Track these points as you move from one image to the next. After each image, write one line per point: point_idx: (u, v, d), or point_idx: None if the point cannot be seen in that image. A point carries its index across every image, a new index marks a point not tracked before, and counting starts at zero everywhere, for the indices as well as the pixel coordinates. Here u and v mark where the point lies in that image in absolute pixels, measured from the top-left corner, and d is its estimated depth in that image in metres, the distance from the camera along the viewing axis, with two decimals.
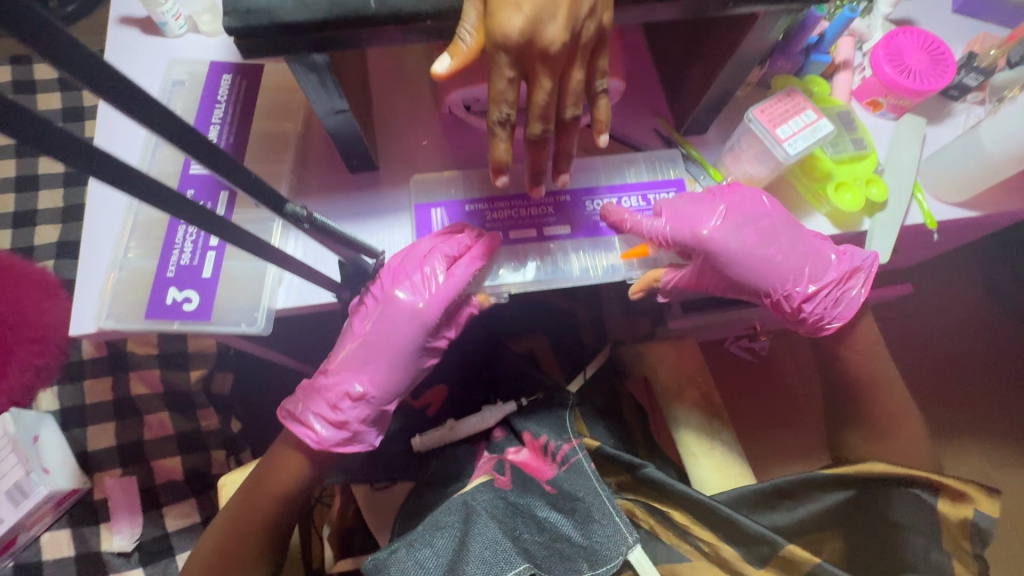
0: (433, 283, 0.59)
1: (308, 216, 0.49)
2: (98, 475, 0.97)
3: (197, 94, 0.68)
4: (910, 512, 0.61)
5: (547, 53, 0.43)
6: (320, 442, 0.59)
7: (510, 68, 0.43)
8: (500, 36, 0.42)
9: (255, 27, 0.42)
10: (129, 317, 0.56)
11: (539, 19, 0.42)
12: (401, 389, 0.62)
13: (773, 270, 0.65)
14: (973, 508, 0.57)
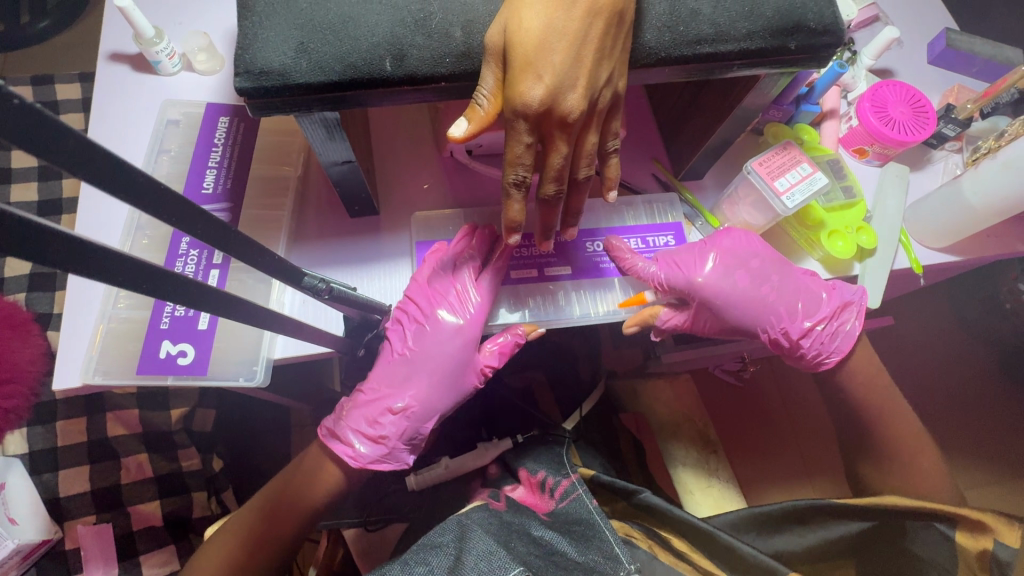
0: (470, 293, 0.62)
1: (327, 286, 0.50)
2: (70, 523, 0.92)
3: (192, 135, 0.66)
4: (932, 546, 0.57)
5: (566, 120, 0.44)
6: (358, 458, 0.59)
7: (528, 134, 0.45)
8: (521, 105, 0.43)
9: (269, 88, 0.42)
10: (119, 373, 0.54)
11: (559, 89, 0.43)
12: (443, 404, 0.62)
13: (768, 308, 0.67)
14: (994, 540, 0.53)
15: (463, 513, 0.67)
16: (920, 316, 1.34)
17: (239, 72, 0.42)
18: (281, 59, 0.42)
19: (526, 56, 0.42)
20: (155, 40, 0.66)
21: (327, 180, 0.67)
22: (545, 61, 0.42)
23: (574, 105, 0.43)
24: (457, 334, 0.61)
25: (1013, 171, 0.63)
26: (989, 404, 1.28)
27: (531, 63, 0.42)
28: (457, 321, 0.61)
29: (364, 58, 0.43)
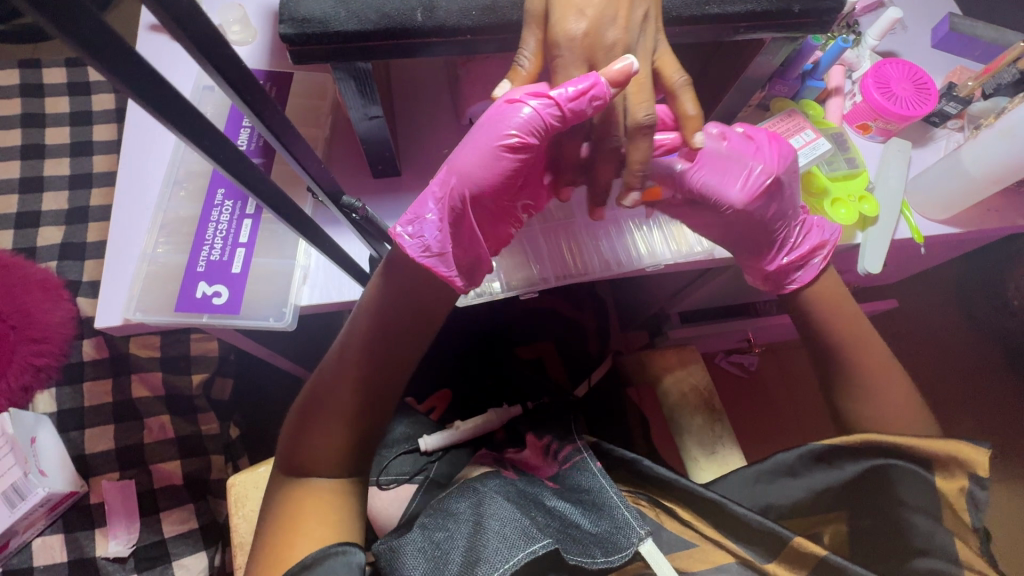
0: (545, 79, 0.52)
1: (360, 209, 0.55)
2: (96, 479, 0.95)
3: (227, 98, 0.70)
4: (915, 493, 0.57)
5: (609, 52, 0.52)
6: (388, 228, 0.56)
7: (578, 68, 0.52)
8: (566, 39, 0.50)
9: (310, 35, 0.46)
10: (157, 310, 0.58)
11: (601, 23, 0.51)
12: (460, 165, 0.51)
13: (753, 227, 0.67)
14: (969, 475, 0.56)
15: (481, 483, 0.69)
16: (924, 306, 1.36)
17: (284, 20, 0.46)
18: (321, 8, 0.46)
19: (568, 2, 0.49)
20: None
21: (351, 143, 0.70)
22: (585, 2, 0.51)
23: (615, 37, 0.51)
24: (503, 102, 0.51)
25: (1012, 138, 0.66)
26: (991, 394, 1.29)
27: (573, 4, 0.50)
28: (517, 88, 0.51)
29: (398, 8, 0.46)
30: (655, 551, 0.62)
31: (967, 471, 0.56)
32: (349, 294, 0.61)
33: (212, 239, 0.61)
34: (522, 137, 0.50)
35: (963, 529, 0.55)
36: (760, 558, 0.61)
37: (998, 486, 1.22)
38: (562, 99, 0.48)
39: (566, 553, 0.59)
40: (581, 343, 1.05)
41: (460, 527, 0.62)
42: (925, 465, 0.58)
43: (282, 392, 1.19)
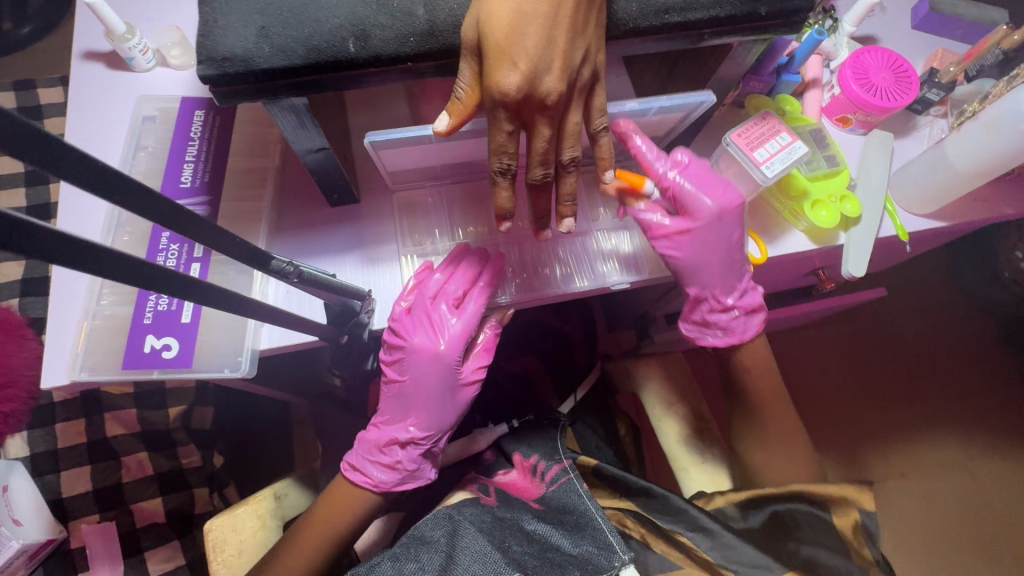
0: (447, 325, 0.62)
1: (295, 270, 0.48)
2: (75, 523, 0.93)
3: (169, 131, 0.66)
4: (824, 535, 0.62)
5: (546, 103, 0.44)
6: (378, 485, 0.64)
7: (509, 122, 0.45)
8: (498, 93, 0.43)
9: (232, 75, 0.42)
10: (105, 368, 0.55)
11: (536, 74, 0.43)
12: (446, 425, 0.65)
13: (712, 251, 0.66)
14: (859, 508, 0.63)
15: (458, 507, 0.67)
16: (915, 286, 1.34)
17: (202, 60, 0.42)
18: (243, 44, 0.42)
19: (499, 45, 0.42)
20: (126, 36, 0.65)
21: (305, 171, 0.67)
22: (519, 48, 0.42)
23: (551, 88, 0.43)
24: (439, 369, 0.62)
25: (996, 132, 0.63)
26: (984, 373, 1.28)
27: (505, 50, 0.42)
28: (440, 343, 0.62)
29: (326, 40, 0.43)
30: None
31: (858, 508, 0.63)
32: (308, 338, 0.58)
33: None
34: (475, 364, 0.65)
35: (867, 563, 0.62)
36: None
37: (992, 465, 1.22)
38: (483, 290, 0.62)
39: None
40: (568, 352, 1.02)
41: (433, 556, 0.60)
42: (822, 508, 0.63)
43: None
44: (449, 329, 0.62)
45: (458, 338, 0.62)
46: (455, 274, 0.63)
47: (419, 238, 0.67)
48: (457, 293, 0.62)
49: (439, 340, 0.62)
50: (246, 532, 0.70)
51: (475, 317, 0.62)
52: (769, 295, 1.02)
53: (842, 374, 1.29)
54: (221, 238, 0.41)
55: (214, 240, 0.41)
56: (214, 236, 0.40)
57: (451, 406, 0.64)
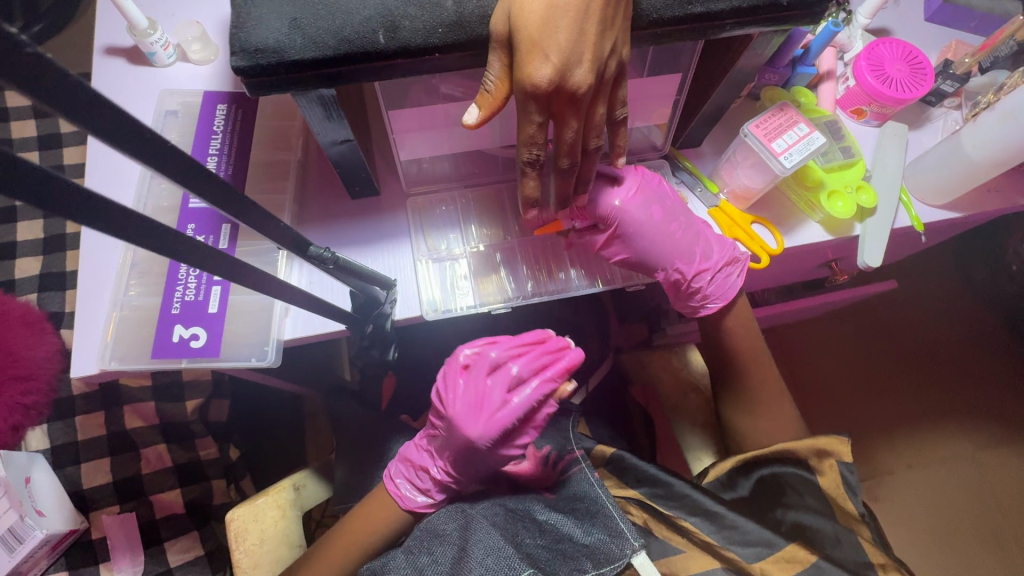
0: (496, 407, 0.63)
1: (333, 256, 0.49)
2: (96, 514, 0.94)
3: (192, 125, 0.67)
4: (812, 499, 0.63)
5: (575, 96, 0.45)
6: (401, 498, 0.69)
7: (539, 114, 0.46)
8: (530, 85, 0.44)
9: (265, 66, 0.43)
10: (134, 357, 0.56)
11: (567, 67, 0.43)
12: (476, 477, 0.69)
13: (695, 241, 0.67)
14: (837, 460, 0.63)
15: (471, 504, 0.69)
16: (924, 280, 1.34)
17: (235, 51, 0.43)
18: (275, 36, 0.43)
19: (532, 38, 0.43)
20: (149, 31, 0.66)
21: (326, 165, 0.67)
22: (551, 40, 0.43)
23: (582, 80, 0.44)
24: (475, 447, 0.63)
25: (1013, 121, 0.63)
26: (994, 366, 1.28)
27: (537, 43, 0.43)
28: (478, 425, 0.62)
29: (358, 31, 0.43)
30: (649, 564, 0.61)
31: (838, 461, 0.63)
32: (334, 327, 0.59)
33: (185, 278, 0.58)
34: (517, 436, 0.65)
35: (853, 519, 0.61)
36: (747, 558, 0.59)
37: (1001, 459, 1.22)
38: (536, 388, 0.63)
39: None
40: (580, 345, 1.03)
41: (446, 550, 0.62)
42: (808, 470, 0.65)
43: (280, 408, 1.18)
44: (502, 412, 0.62)
45: (504, 427, 0.62)
46: (518, 356, 0.65)
47: (432, 232, 0.67)
48: (517, 376, 0.64)
49: (481, 420, 0.62)
50: (267, 522, 0.71)
51: (523, 409, 0.62)
52: (779, 288, 1.03)
53: (852, 367, 1.29)
54: (268, 221, 0.43)
55: (258, 223, 0.42)
56: (261, 219, 0.42)
57: (484, 466, 0.68)
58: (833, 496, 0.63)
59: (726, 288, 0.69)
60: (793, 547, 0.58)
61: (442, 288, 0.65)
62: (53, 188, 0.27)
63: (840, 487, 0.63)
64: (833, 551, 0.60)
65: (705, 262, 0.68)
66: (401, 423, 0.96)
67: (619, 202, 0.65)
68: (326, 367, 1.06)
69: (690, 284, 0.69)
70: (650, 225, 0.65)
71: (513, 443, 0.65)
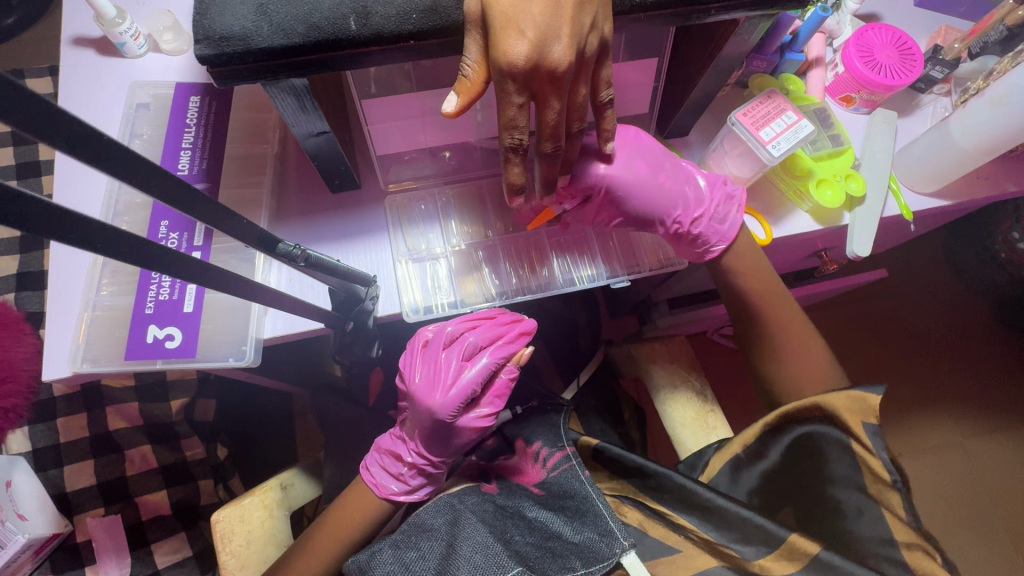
0: (459, 378, 0.60)
1: (303, 253, 0.47)
2: (80, 517, 0.93)
3: (164, 118, 0.65)
4: (841, 466, 0.56)
5: (555, 74, 0.43)
6: (376, 485, 0.68)
7: (519, 94, 0.44)
8: (506, 64, 0.42)
9: (231, 55, 0.41)
10: (107, 359, 0.54)
11: (544, 41, 0.42)
12: (447, 456, 0.67)
13: (685, 182, 0.65)
14: (861, 423, 0.55)
15: (459, 499, 0.68)
16: (913, 269, 1.34)
17: (199, 39, 0.41)
18: (241, 23, 0.41)
19: (506, 13, 0.42)
20: (117, 20, 0.63)
21: (305, 158, 0.66)
22: (525, 16, 0.42)
23: (561, 56, 0.42)
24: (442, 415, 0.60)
25: (1002, 107, 0.62)
26: (983, 353, 1.29)
27: (512, 19, 0.42)
28: (446, 396, 0.59)
29: (327, 17, 0.42)
30: (638, 564, 0.60)
31: (865, 422, 0.55)
32: (314, 326, 0.57)
33: (159, 278, 0.57)
34: (485, 406, 0.63)
35: (882, 487, 0.53)
36: (747, 556, 0.57)
37: (988, 444, 1.23)
38: (495, 356, 0.61)
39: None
40: (570, 338, 1.02)
41: (433, 546, 0.61)
42: (839, 428, 0.57)
43: (268, 407, 1.17)
44: (456, 379, 0.60)
45: (461, 391, 0.60)
46: (476, 326, 0.63)
47: (410, 227, 0.65)
48: (473, 345, 0.61)
49: (448, 391, 0.60)
50: (253, 523, 0.69)
51: (484, 374, 0.60)
52: None
53: (842, 357, 1.29)
54: (230, 220, 0.41)
55: (218, 219, 0.39)
56: (225, 216, 0.40)
57: (460, 447, 0.66)
58: (862, 454, 0.55)
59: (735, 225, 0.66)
60: (795, 538, 0.53)
61: (422, 287, 0.64)
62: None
63: (868, 451, 0.54)
64: (858, 525, 0.54)
65: (703, 196, 0.65)
66: (390, 419, 0.95)
67: (608, 167, 0.62)
68: (313, 364, 1.04)
69: (689, 229, 0.66)
70: (642, 181, 0.63)
71: (476, 416, 0.63)
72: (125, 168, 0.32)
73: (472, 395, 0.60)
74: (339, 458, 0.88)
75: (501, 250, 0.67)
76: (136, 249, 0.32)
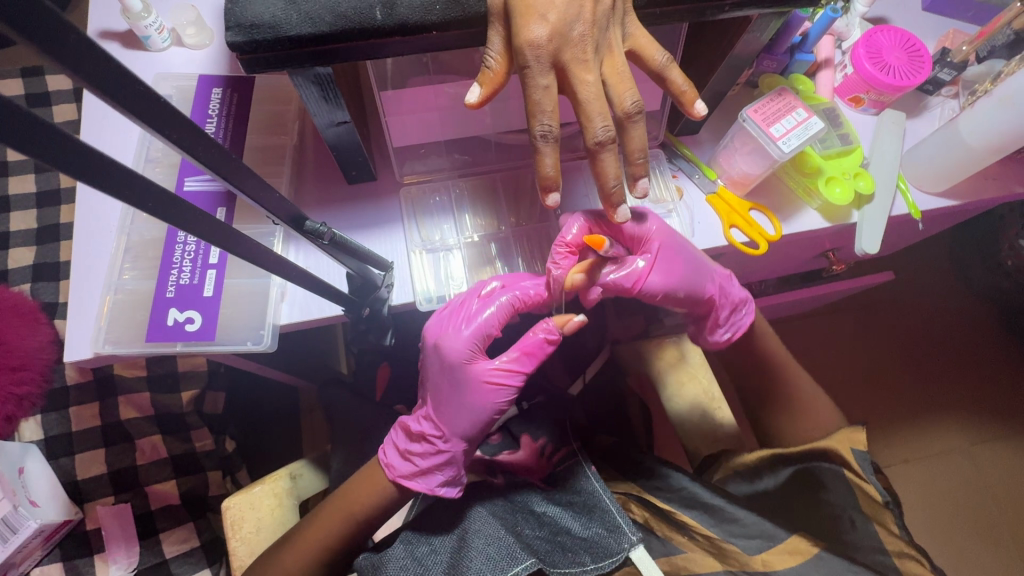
0: (478, 314, 0.60)
1: (329, 232, 0.48)
2: (90, 505, 0.93)
3: (186, 109, 0.67)
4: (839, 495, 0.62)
5: (579, 57, 0.45)
6: (389, 464, 0.64)
7: (545, 76, 0.45)
8: (530, 49, 0.44)
9: (260, 41, 0.43)
10: (128, 341, 0.55)
11: (566, 25, 0.44)
12: (465, 431, 0.62)
13: (712, 274, 0.67)
14: (850, 449, 0.62)
15: (470, 495, 0.68)
16: (920, 274, 1.34)
17: (230, 27, 0.43)
18: (271, 11, 0.43)
19: (525, 2, 0.44)
20: (143, 14, 0.65)
21: (323, 150, 0.67)
22: (546, 5, 0.44)
23: (582, 34, 0.44)
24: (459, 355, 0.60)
25: (1011, 106, 0.62)
26: (991, 358, 1.29)
27: (531, 7, 0.44)
28: (465, 328, 0.60)
29: (354, 7, 0.43)
30: (647, 558, 0.60)
31: (854, 451, 0.63)
32: (330, 311, 0.59)
33: (180, 262, 0.58)
34: (512, 365, 0.61)
35: (878, 507, 0.59)
36: (748, 549, 0.58)
37: (995, 451, 1.23)
38: (517, 288, 0.61)
39: (555, 569, 0.59)
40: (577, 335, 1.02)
41: (445, 541, 0.63)
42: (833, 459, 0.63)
43: (277, 401, 1.19)
44: (474, 317, 0.60)
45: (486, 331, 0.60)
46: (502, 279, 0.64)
47: (425, 219, 0.67)
48: (495, 286, 0.62)
49: (464, 326, 0.60)
50: (264, 510, 0.70)
51: (504, 308, 0.60)
52: (777, 279, 1.03)
53: (849, 361, 1.30)
54: (263, 192, 0.42)
55: (252, 189, 0.40)
56: (258, 188, 0.41)
57: (485, 411, 0.61)
58: (856, 481, 0.61)
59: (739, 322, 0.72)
60: (795, 538, 0.56)
61: (435, 277, 0.65)
62: (54, 144, 0.26)
63: (860, 476, 0.61)
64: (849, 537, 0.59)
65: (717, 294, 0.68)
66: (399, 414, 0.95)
67: (635, 219, 0.63)
68: (322, 359, 1.05)
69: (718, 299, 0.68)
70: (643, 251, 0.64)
71: (506, 366, 0.61)
72: (176, 135, 0.33)
73: (490, 333, 0.61)
74: (347, 451, 0.88)
75: (514, 244, 0.68)
76: (164, 207, 0.33)
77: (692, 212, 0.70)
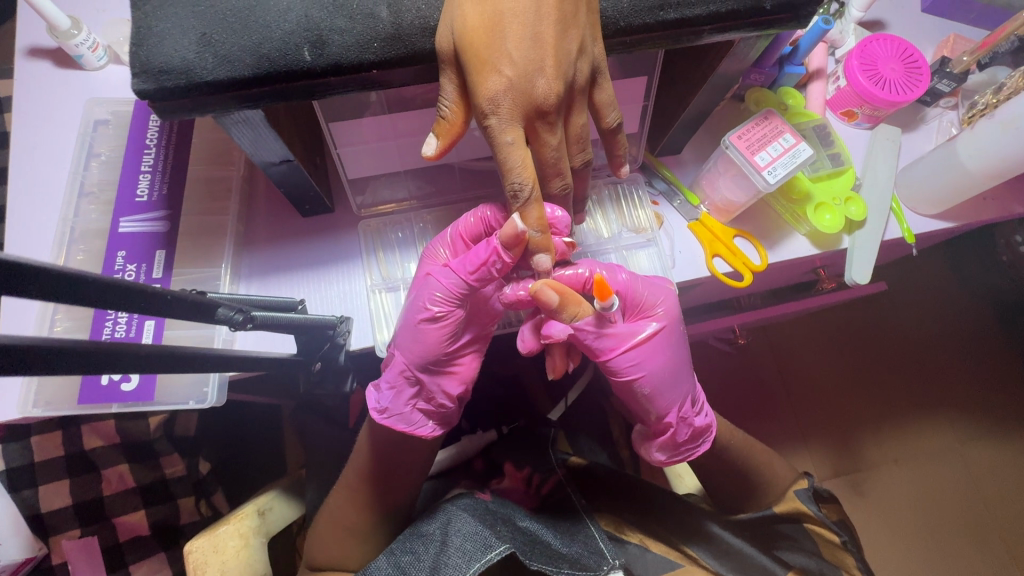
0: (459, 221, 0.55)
1: (248, 316, 0.43)
2: (54, 538, 0.91)
3: (123, 138, 0.61)
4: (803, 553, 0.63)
5: (541, 108, 0.41)
6: None
7: (508, 131, 0.40)
8: (487, 103, 0.40)
9: (171, 88, 0.38)
10: (61, 403, 0.51)
11: (528, 77, 0.40)
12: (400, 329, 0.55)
13: (676, 388, 0.58)
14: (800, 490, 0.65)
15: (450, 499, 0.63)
16: (915, 276, 1.31)
17: (138, 73, 0.38)
18: (182, 54, 0.38)
19: (477, 49, 0.40)
20: (72, 31, 0.59)
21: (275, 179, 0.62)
22: (501, 55, 0.40)
23: (548, 91, 0.40)
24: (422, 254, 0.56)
25: (1014, 130, 0.58)
26: (986, 361, 1.26)
27: (487, 61, 0.40)
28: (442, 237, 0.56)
29: (279, 48, 0.38)
30: None
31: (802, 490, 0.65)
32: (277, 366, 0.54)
33: None
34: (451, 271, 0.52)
35: (836, 547, 0.61)
36: None
37: (986, 455, 1.21)
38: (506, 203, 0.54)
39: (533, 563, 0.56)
40: None
41: (427, 547, 0.58)
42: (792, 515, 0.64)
43: None
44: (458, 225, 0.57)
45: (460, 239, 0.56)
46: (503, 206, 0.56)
47: (385, 255, 0.62)
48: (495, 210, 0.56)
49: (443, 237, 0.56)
50: (229, 552, 0.65)
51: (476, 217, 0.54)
52: (767, 292, 0.99)
53: (842, 367, 1.27)
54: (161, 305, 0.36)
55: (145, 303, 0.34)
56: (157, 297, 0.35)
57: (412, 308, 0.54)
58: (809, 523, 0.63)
59: (685, 453, 0.61)
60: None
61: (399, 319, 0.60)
62: None
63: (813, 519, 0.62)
64: None
65: (664, 415, 0.59)
66: None
67: (648, 290, 0.58)
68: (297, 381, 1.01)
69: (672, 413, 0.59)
70: (637, 320, 0.58)
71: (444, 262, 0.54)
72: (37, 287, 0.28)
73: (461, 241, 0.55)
74: (321, 480, 0.85)
75: None
76: None
77: (672, 240, 0.66)
